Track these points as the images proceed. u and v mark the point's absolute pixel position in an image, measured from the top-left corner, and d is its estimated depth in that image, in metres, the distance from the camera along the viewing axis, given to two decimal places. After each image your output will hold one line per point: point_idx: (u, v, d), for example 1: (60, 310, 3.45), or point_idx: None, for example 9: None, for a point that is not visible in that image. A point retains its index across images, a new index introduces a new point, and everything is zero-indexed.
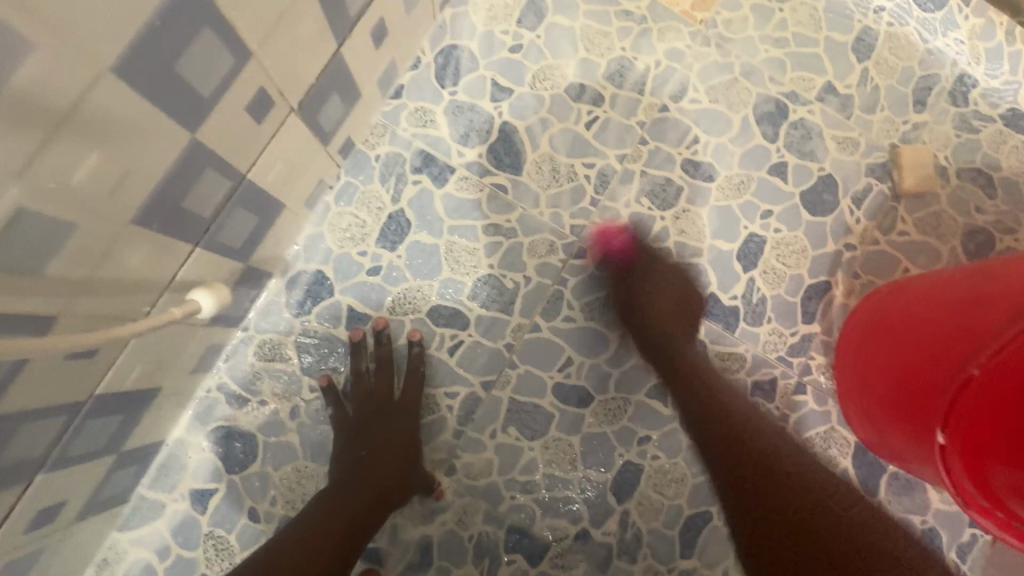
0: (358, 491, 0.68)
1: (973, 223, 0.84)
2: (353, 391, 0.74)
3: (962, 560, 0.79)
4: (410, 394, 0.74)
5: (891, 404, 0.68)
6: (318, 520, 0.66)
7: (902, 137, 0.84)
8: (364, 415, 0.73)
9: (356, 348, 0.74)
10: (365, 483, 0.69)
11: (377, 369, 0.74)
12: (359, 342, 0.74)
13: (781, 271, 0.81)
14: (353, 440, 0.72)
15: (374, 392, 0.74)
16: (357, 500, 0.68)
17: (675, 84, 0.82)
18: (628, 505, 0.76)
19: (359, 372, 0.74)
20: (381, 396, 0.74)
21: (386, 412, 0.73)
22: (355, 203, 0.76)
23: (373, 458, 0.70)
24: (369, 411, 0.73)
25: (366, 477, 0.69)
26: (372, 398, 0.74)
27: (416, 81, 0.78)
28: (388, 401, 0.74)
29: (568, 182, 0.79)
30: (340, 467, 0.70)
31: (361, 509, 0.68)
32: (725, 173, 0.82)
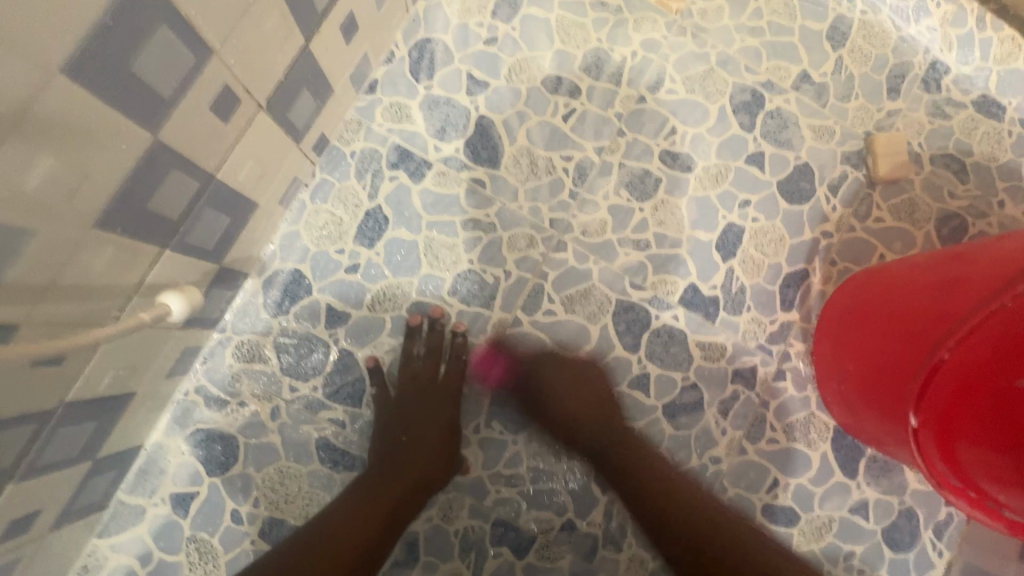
0: (399, 472, 0.70)
1: (946, 208, 0.85)
2: (400, 374, 0.75)
3: (938, 538, 0.81)
4: (451, 379, 0.75)
5: (868, 388, 0.69)
6: (358, 497, 0.69)
7: (876, 125, 0.85)
8: (410, 397, 0.74)
9: (412, 332, 0.75)
10: (410, 462, 0.71)
11: (427, 355, 0.75)
12: (415, 327, 0.75)
13: (759, 260, 0.82)
14: (395, 420, 0.73)
15: (420, 374, 0.75)
16: (395, 485, 0.70)
17: (652, 74, 0.82)
18: (613, 495, 0.77)
19: (409, 355, 0.75)
20: (426, 379, 0.75)
21: (436, 394, 0.75)
22: (331, 200, 0.75)
23: (414, 441, 0.72)
24: (412, 393, 0.74)
25: (407, 461, 0.71)
26: (417, 380, 0.75)
27: (391, 76, 0.77)
28: (434, 384, 0.75)
29: (546, 175, 0.79)
30: (380, 449, 0.72)
31: (403, 491, 0.70)
32: (703, 163, 0.82)
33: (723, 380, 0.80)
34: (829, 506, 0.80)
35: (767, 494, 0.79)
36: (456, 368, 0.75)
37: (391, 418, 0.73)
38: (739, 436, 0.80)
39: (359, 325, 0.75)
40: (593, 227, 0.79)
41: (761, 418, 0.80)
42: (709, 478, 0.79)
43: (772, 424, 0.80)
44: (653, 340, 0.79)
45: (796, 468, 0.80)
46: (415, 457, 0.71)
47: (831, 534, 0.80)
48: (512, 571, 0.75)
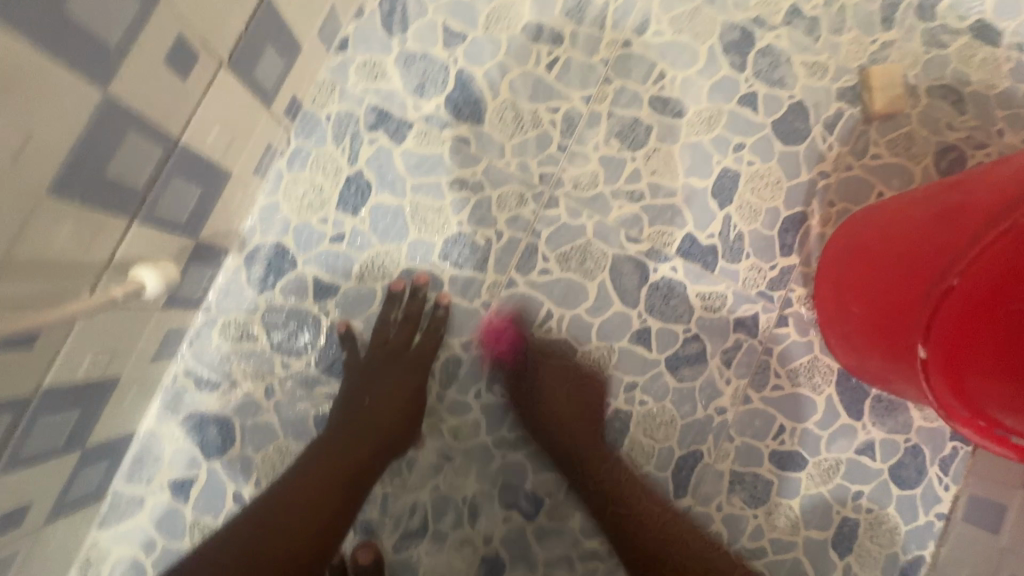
0: (362, 442, 0.66)
1: (944, 140, 0.83)
2: (372, 341, 0.72)
3: (945, 472, 0.81)
4: (427, 348, 0.72)
5: (870, 327, 0.68)
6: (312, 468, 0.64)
7: (871, 58, 0.82)
8: (381, 365, 0.70)
9: (392, 297, 0.72)
10: (373, 428, 0.67)
11: (404, 321, 0.72)
12: (397, 293, 0.72)
13: (757, 205, 0.80)
14: (362, 383, 0.70)
15: (393, 340, 0.71)
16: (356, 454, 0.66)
17: (636, 16, 0.78)
18: (620, 453, 0.76)
19: (386, 320, 0.72)
20: (400, 346, 0.71)
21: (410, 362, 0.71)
22: (309, 167, 0.72)
23: (380, 408, 0.68)
24: (383, 358, 0.71)
25: (371, 423, 0.67)
26: (391, 347, 0.71)
27: (361, 31, 0.73)
28: (406, 350, 0.72)
29: (532, 129, 0.76)
30: (339, 419, 0.68)
31: (369, 460, 0.66)
32: (695, 108, 0.79)
33: (726, 331, 0.78)
34: (836, 449, 0.80)
35: (774, 441, 0.79)
36: (432, 338, 0.72)
37: (358, 388, 0.70)
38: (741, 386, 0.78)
39: (348, 297, 0.72)
40: (585, 180, 0.76)
41: (765, 366, 0.79)
42: (715, 428, 0.78)
43: (777, 371, 0.79)
44: (653, 294, 0.77)
45: (803, 413, 0.79)
46: (384, 423, 0.68)
47: (839, 476, 0.80)
48: (523, 535, 0.74)
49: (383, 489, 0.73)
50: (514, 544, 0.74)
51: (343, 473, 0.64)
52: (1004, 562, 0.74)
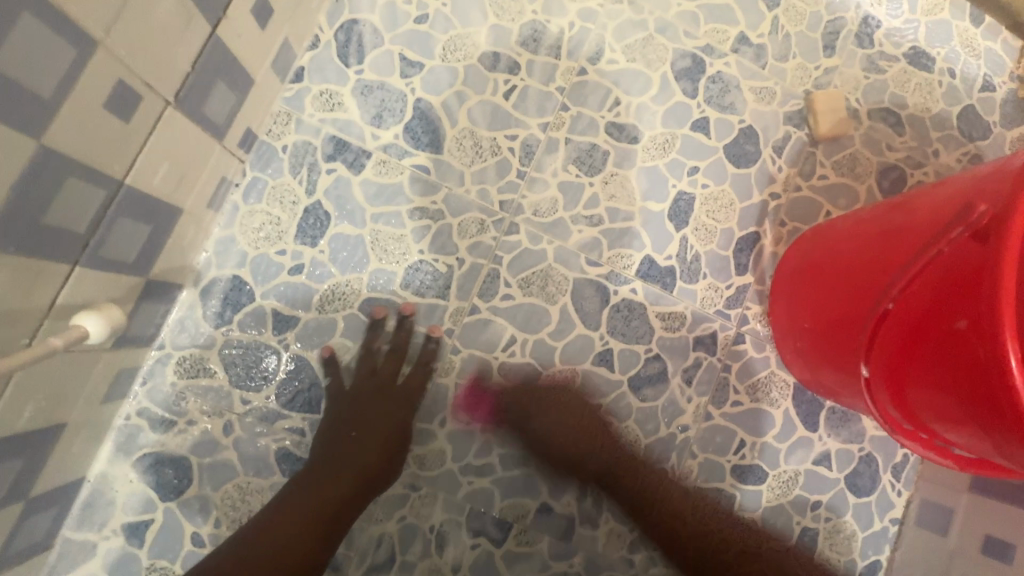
0: (347, 475, 0.66)
1: (886, 161, 0.87)
2: (357, 370, 0.72)
3: (896, 478, 0.84)
4: (414, 381, 0.73)
5: (820, 342, 0.70)
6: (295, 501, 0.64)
7: (815, 83, 0.86)
8: (366, 397, 0.71)
9: (375, 325, 0.73)
10: (357, 462, 0.67)
11: (390, 352, 0.73)
12: (380, 320, 0.72)
13: (712, 226, 0.82)
14: (347, 415, 0.70)
15: (380, 372, 0.72)
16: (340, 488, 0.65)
17: (591, 45, 0.80)
18: (586, 474, 0.77)
19: (370, 349, 0.72)
20: (386, 379, 0.72)
21: (396, 396, 0.72)
22: (266, 198, 0.71)
23: (363, 443, 0.68)
24: (369, 391, 0.71)
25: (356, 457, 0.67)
26: (378, 379, 0.72)
27: (317, 62, 0.73)
28: (392, 383, 0.72)
29: (492, 156, 0.76)
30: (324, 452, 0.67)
31: (351, 494, 0.65)
32: (650, 133, 0.81)
33: (686, 349, 0.80)
34: (794, 460, 0.82)
35: (735, 455, 0.81)
36: (420, 372, 0.73)
37: (340, 423, 0.69)
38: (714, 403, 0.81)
39: (308, 328, 0.71)
40: (544, 206, 0.78)
41: (724, 382, 0.81)
42: (678, 445, 0.80)
43: (736, 387, 0.82)
44: (614, 315, 0.79)
45: (762, 426, 0.82)
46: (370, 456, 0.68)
47: (798, 487, 0.82)
48: (492, 561, 0.74)
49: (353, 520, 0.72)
50: (482, 571, 0.74)
51: (321, 516, 0.63)
52: (952, 565, 0.76)
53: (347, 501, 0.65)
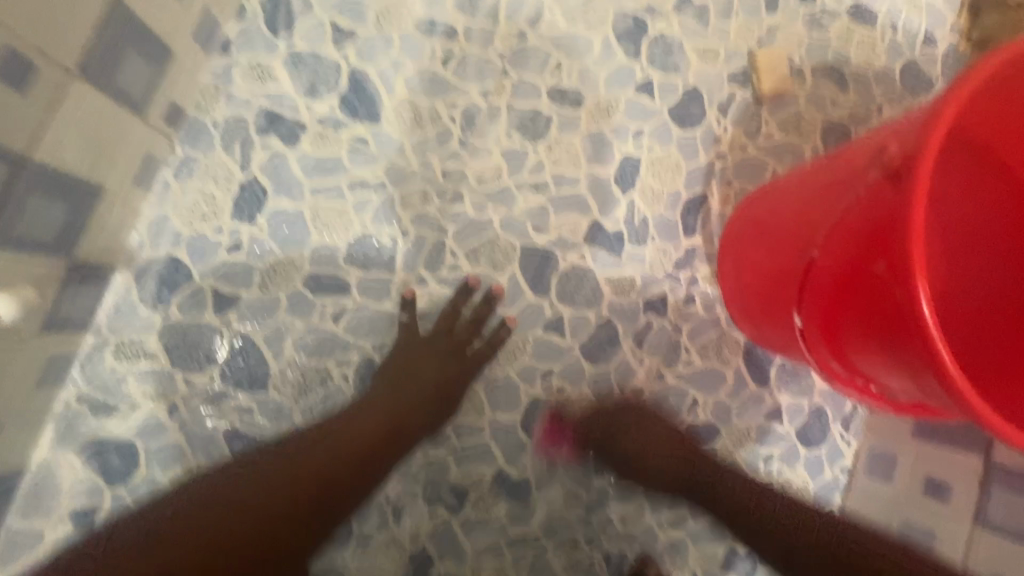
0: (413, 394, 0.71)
1: (830, 119, 0.87)
2: (439, 326, 0.74)
3: (846, 430, 0.87)
4: (482, 353, 0.75)
5: (759, 298, 0.72)
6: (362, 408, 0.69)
7: (758, 42, 0.85)
8: (428, 351, 0.73)
9: (465, 289, 0.75)
10: (418, 393, 0.71)
11: (471, 321, 0.75)
12: (471, 287, 0.75)
13: (659, 189, 0.82)
14: (422, 359, 0.72)
15: (458, 334, 0.74)
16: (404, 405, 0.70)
17: (530, 8, 0.78)
18: (541, 440, 0.78)
19: (457, 310, 0.75)
20: (462, 343, 0.74)
21: (449, 354, 0.74)
22: (198, 176, 0.69)
23: (425, 378, 0.72)
24: (444, 346, 0.74)
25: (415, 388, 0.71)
26: (456, 339, 0.74)
27: (244, 32, 0.70)
28: (465, 347, 0.75)
29: (432, 126, 0.75)
30: (396, 376, 0.71)
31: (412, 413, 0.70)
32: (593, 97, 0.80)
33: (636, 313, 0.81)
34: (746, 417, 0.84)
35: (688, 415, 0.82)
36: (489, 349, 0.75)
37: (392, 378, 0.71)
38: (680, 365, 0.83)
39: (251, 307, 0.70)
40: (488, 174, 0.77)
41: (676, 344, 0.82)
42: (632, 408, 0.81)
43: (687, 348, 0.83)
44: (564, 282, 0.79)
45: (714, 386, 0.83)
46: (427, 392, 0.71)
47: (751, 442, 0.84)
48: (450, 529, 0.75)
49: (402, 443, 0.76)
50: (441, 539, 0.75)
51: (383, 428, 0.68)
52: (895, 509, 0.79)
53: (382, 437, 0.68)
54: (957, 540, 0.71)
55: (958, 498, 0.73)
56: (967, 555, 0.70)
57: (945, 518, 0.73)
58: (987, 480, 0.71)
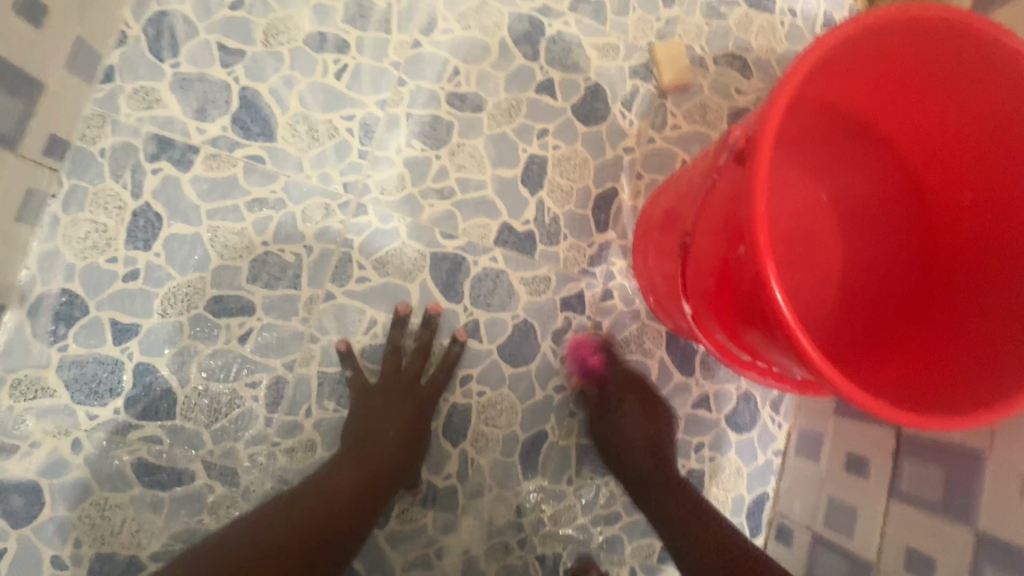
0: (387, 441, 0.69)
1: (736, 105, 0.88)
2: (382, 368, 0.74)
3: (776, 411, 0.87)
4: (436, 382, 0.75)
5: (666, 289, 0.73)
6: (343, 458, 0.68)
7: (657, 35, 0.86)
8: (384, 399, 0.72)
9: (401, 321, 0.75)
10: (387, 443, 0.69)
11: (416, 351, 0.75)
12: (406, 316, 0.75)
13: (568, 187, 0.82)
14: (377, 407, 0.72)
15: (405, 369, 0.74)
16: (385, 455, 0.69)
17: (422, 17, 0.79)
18: (464, 446, 0.78)
19: (400, 345, 0.75)
20: (413, 376, 0.74)
21: (411, 402, 0.73)
22: (88, 207, 0.69)
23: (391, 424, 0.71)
24: (395, 385, 0.73)
25: (378, 435, 0.70)
26: (404, 376, 0.74)
27: (128, 59, 0.70)
28: (416, 381, 0.74)
29: (329, 139, 0.75)
30: (359, 425, 0.70)
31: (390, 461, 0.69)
32: (493, 100, 0.80)
33: (553, 311, 0.81)
34: (673, 407, 0.84)
35: None
36: (442, 375, 0.76)
37: (359, 437, 0.69)
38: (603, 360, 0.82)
39: (152, 335, 0.69)
40: (390, 184, 0.77)
41: (596, 339, 0.82)
42: (556, 406, 0.81)
43: (608, 342, 0.83)
44: (477, 285, 0.79)
45: (638, 379, 0.83)
46: (397, 440, 0.70)
47: (680, 431, 0.84)
48: (376, 542, 0.75)
49: None
50: (368, 554, 0.75)
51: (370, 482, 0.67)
52: (823, 487, 0.79)
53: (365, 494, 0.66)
54: (875, 515, 0.70)
55: (876, 471, 0.72)
56: (884, 528, 0.69)
57: (865, 493, 0.72)
58: (900, 449, 0.69)
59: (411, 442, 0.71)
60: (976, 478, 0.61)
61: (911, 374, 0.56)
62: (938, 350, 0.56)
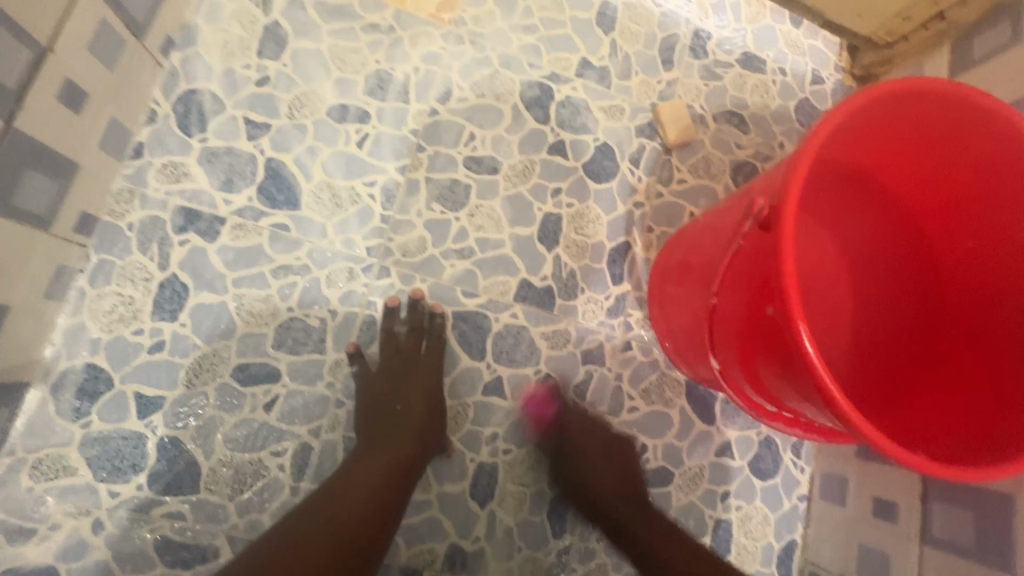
0: (407, 429, 0.69)
1: (737, 158, 0.92)
2: (381, 353, 0.74)
3: (798, 456, 0.87)
4: (433, 353, 0.75)
5: (684, 340, 0.74)
6: (367, 452, 0.67)
7: (659, 96, 0.91)
8: (391, 380, 0.72)
9: (389, 311, 0.75)
10: (407, 429, 0.69)
11: (410, 331, 0.75)
12: (394, 306, 0.75)
13: (582, 242, 0.85)
14: (384, 389, 0.72)
15: (403, 349, 0.74)
16: (405, 443, 0.68)
17: (438, 86, 0.82)
18: (492, 506, 0.77)
19: (392, 332, 0.75)
20: (411, 354, 0.74)
21: (424, 396, 0.72)
22: (115, 280, 0.69)
23: (407, 409, 0.70)
24: (397, 363, 0.73)
25: (397, 423, 0.69)
26: (402, 355, 0.74)
27: (157, 136, 0.72)
28: (416, 357, 0.74)
29: (352, 205, 0.77)
30: (376, 414, 0.70)
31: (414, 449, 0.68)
32: (508, 162, 0.83)
33: (574, 364, 0.82)
34: (697, 456, 0.84)
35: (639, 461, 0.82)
36: (438, 344, 0.76)
37: (378, 435, 0.68)
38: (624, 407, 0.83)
39: (177, 407, 0.69)
40: (412, 246, 0.78)
41: (618, 391, 0.83)
42: None
43: (629, 393, 0.83)
44: (499, 341, 0.80)
45: (662, 426, 0.83)
46: (417, 424, 0.70)
47: (705, 481, 0.84)
48: None
49: (407, 519, 0.75)
50: None
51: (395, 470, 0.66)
52: (852, 534, 0.79)
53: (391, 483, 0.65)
54: (911, 562, 0.70)
55: (905, 515, 0.72)
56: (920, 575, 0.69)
57: (897, 539, 0.73)
58: (927, 492, 0.70)
59: (426, 440, 0.70)
60: (1007, 523, 0.61)
61: (939, 425, 0.58)
62: (968, 399, 0.58)
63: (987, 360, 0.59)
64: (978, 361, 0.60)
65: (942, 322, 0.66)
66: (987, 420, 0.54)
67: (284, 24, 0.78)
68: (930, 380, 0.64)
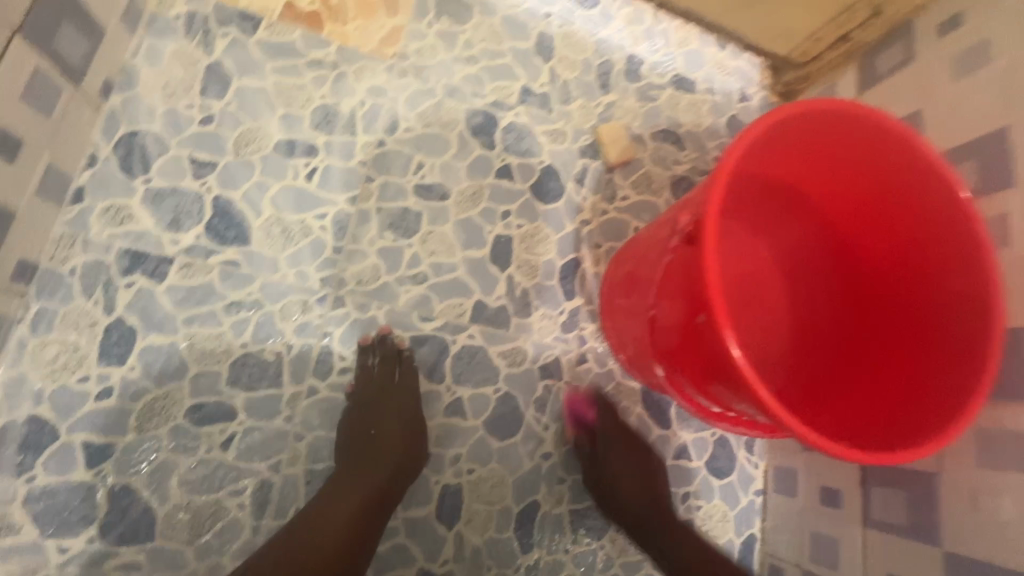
0: (381, 458, 0.69)
1: (675, 173, 0.97)
2: (357, 383, 0.74)
3: (750, 452, 0.92)
4: (407, 378, 0.76)
5: (636, 350, 0.77)
6: (341, 484, 0.67)
7: (599, 118, 0.96)
8: (369, 409, 0.72)
9: (363, 346, 0.76)
10: (382, 457, 0.69)
11: (383, 362, 0.75)
12: (367, 342, 0.76)
13: (534, 262, 0.88)
14: (362, 419, 0.72)
15: (376, 376, 0.74)
16: (379, 471, 0.68)
17: (385, 118, 0.85)
18: (459, 527, 0.78)
19: (367, 366, 0.75)
20: (384, 380, 0.74)
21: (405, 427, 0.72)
22: (58, 327, 0.68)
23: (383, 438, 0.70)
24: (372, 391, 0.73)
25: (373, 452, 0.69)
26: (376, 383, 0.74)
27: (99, 179, 0.72)
28: (389, 383, 0.74)
29: (303, 238, 0.78)
30: (353, 444, 0.70)
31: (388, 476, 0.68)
32: (457, 188, 0.86)
33: (533, 380, 0.84)
34: None
35: None
36: (410, 370, 0.76)
37: (360, 465, 0.69)
38: None
39: (128, 453, 0.67)
40: (366, 274, 0.80)
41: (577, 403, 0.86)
42: (546, 474, 0.82)
43: None
44: (457, 362, 0.81)
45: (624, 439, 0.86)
46: (391, 451, 0.70)
47: None
48: None
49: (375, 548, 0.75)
50: None
51: (369, 501, 0.66)
52: (804, 522, 0.83)
53: (364, 514, 0.65)
54: (856, 545, 0.75)
55: (848, 501, 0.77)
56: (865, 557, 0.73)
57: (843, 524, 0.77)
58: (867, 478, 0.75)
59: (402, 470, 0.69)
60: (934, 501, 0.66)
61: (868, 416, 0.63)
62: (892, 386, 0.63)
63: (903, 347, 0.65)
64: (897, 349, 0.66)
65: (866, 314, 0.72)
66: (907, 409, 0.59)
67: (226, 64, 0.79)
68: (860, 371, 0.70)
